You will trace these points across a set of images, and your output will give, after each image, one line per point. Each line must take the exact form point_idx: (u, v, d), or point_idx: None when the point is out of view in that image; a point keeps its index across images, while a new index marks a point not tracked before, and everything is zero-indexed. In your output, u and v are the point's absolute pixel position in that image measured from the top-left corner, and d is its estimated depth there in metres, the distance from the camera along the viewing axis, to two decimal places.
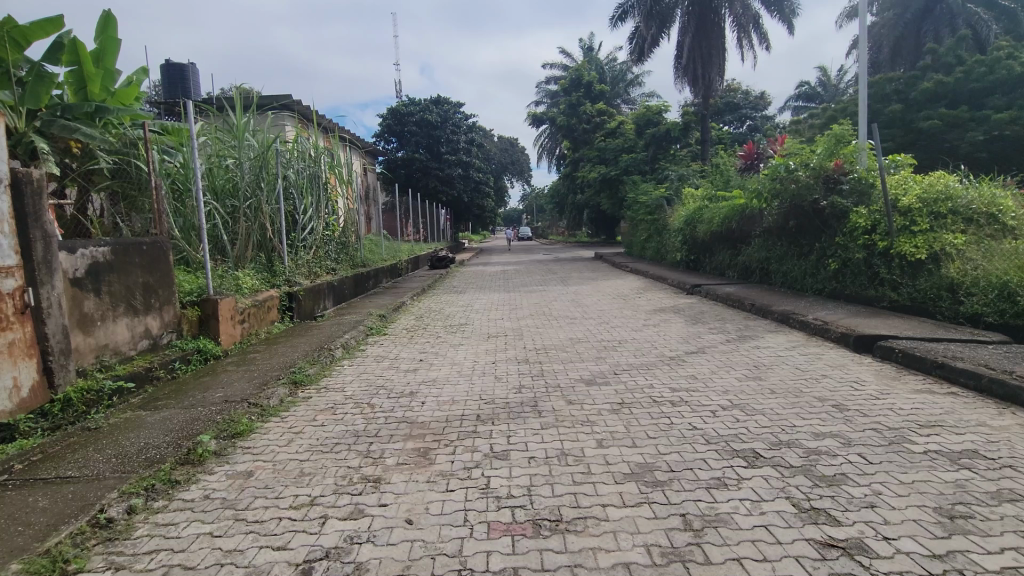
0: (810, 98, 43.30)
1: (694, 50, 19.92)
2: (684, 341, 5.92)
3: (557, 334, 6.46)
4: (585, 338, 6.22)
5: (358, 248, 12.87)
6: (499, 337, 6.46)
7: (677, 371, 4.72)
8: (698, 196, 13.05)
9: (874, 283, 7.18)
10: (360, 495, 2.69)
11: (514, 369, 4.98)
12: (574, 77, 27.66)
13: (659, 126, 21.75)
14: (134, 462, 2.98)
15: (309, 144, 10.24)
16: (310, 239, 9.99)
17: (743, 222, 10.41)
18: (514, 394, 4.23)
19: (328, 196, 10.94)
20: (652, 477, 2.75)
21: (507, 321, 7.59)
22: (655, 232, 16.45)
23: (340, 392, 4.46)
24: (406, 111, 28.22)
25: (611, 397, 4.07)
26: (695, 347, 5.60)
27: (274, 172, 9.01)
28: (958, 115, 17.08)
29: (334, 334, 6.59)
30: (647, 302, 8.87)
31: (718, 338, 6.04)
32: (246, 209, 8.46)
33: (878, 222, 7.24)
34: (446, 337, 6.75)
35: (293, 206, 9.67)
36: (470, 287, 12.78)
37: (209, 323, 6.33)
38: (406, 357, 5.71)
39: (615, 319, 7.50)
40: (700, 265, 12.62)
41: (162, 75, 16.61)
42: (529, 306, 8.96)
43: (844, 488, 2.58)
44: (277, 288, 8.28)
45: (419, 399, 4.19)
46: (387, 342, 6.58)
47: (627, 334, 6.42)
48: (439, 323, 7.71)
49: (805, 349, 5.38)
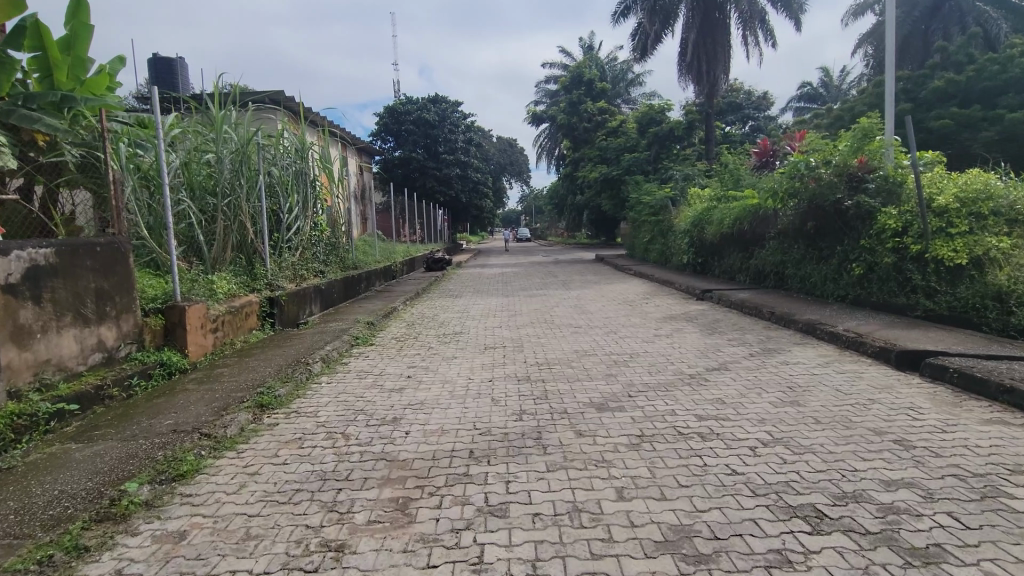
0: (812, 99, 42.77)
1: (699, 47, 19.26)
2: (702, 355, 5.32)
3: (561, 346, 5.85)
4: (592, 350, 5.61)
5: (349, 249, 12.24)
6: (497, 349, 5.85)
7: (701, 393, 4.12)
8: (707, 195, 12.47)
9: (905, 290, 6.58)
10: (316, 573, 2.08)
11: (513, 389, 4.38)
12: (574, 74, 27.14)
13: (662, 124, 21.27)
14: (35, 523, 2.37)
15: (293, 139, 9.62)
16: (296, 240, 9.37)
17: (758, 223, 9.81)
18: (514, 422, 3.62)
19: (316, 195, 10.32)
20: (692, 547, 2.14)
21: (506, 330, 6.98)
22: (660, 234, 15.83)
23: (311, 419, 3.83)
24: (403, 110, 27.68)
25: (628, 428, 3.46)
26: (716, 363, 5.01)
27: (255, 168, 8.41)
28: (971, 114, 16.49)
29: (315, 344, 5.96)
30: (656, 309, 8.26)
31: (740, 352, 5.44)
32: (225, 208, 7.84)
33: (910, 223, 6.65)
34: (439, 348, 6.14)
35: (277, 205, 9.04)
36: (467, 290, 12.17)
37: (175, 333, 5.70)
38: (392, 373, 5.10)
39: (624, 328, 6.89)
40: (709, 269, 12.02)
41: (149, 70, 15.98)
42: (529, 313, 8.36)
43: (946, 569, 1.97)
44: (258, 293, 7.66)
45: (402, 428, 3.58)
46: (374, 353, 5.96)
47: (639, 346, 5.82)
48: (432, 332, 7.10)
49: (840, 367, 4.78)
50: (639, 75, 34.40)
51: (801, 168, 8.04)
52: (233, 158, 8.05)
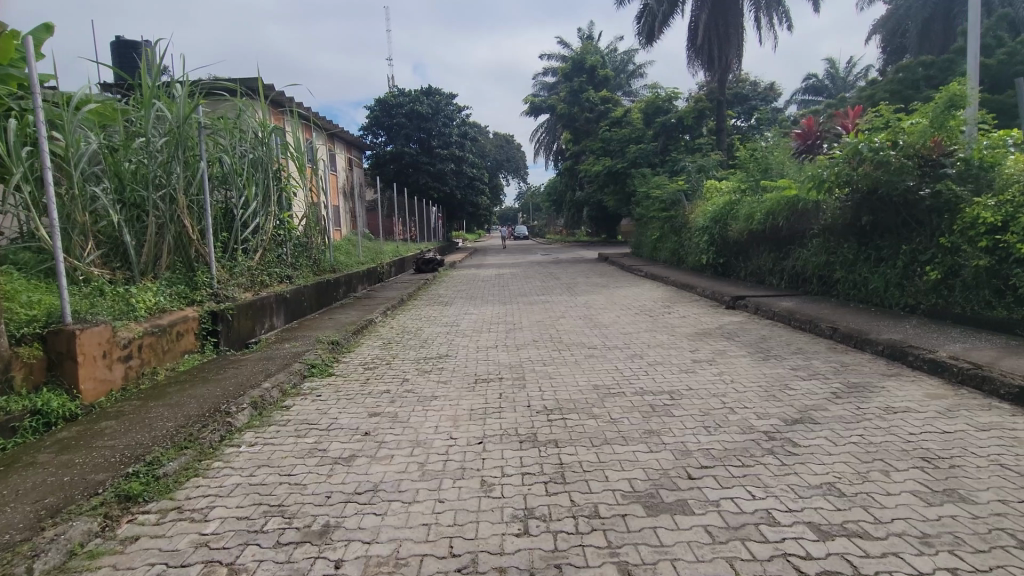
0: (818, 91, 41.36)
1: (710, 30, 17.93)
2: (770, 398, 3.91)
3: (576, 382, 4.44)
4: (619, 388, 4.20)
5: (325, 252, 10.80)
6: (490, 386, 4.44)
7: (800, 476, 2.70)
8: (730, 188, 11.11)
9: (1007, 302, 5.21)
10: None
11: (512, 463, 2.96)
12: (578, 59, 25.67)
13: (669, 114, 19.87)
14: None
15: (252, 122, 8.18)
16: (255, 241, 7.92)
17: (796, 218, 8.39)
18: (516, 542, 2.20)
19: (280, 188, 8.87)
20: None
21: (503, 353, 5.57)
22: (673, 231, 14.38)
23: (192, 531, 2.40)
24: (394, 102, 26.24)
25: (708, 561, 2.03)
26: (795, 412, 3.60)
27: (198, 152, 6.95)
28: (1008, 98, 15.06)
29: (250, 379, 4.52)
30: (684, 322, 6.86)
31: (816, 390, 4.06)
32: (158, 203, 6.40)
33: (1013, 216, 5.26)
34: (416, 380, 4.74)
35: (228, 198, 7.59)
36: (460, 296, 10.72)
37: (62, 365, 4.24)
38: (346, 425, 3.69)
39: (652, 349, 5.49)
40: (733, 271, 10.59)
41: (111, 54, 14.52)
42: (531, 327, 6.94)
43: None
44: (198, 305, 6.21)
45: (331, 557, 2.17)
46: (329, 390, 4.53)
47: (678, 379, 4.41)
48: (412, 356, 5.69)
49: (975, 419, 3.38)
50: (640, 66, 33.02)
51: (861, 150, 6.59)
52: (168, 141, 6.59)
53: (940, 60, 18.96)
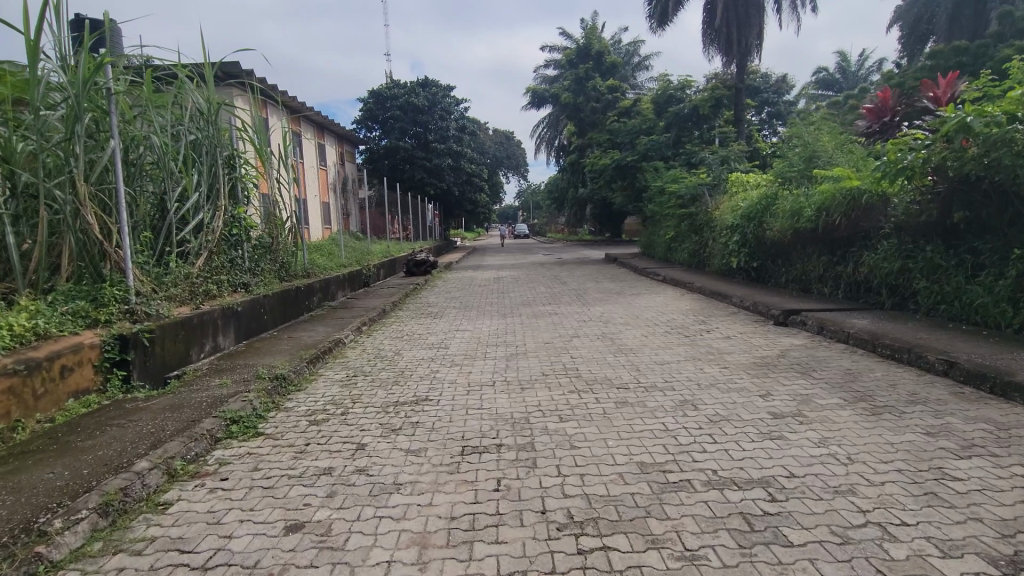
0: (829, 86, 39.80)
1: (729, 10, 16.41)
2: (932, 500, 2.42)
3: (613, 459, 2.94)
4: (681, 476, 2.71)
5: (298, 252, 9.32)
6: (482, 465, 2.92)
7: None
8: (767, 180, 9.61)
9: None
10: None
11: None
12: (583, 46, 24.11)
13: (682, 104, 18.39)
14: None
15: (194, 97, 6.67)
16: (197, 242, 6.44)
17: (859, 214, 6.90)
18: None
19: (234, 177, 7.39)
20: None
21: (501, 398, 4.06)
22: (693, 230, 12.89)
23: None
24: (389, 94, 24.73)
25: None
26: (999, 542, 2.11)
27: (108, 128, 5.42)
28: None
29: (125, 452, 3.01)
30: (735, 346, 5.37)
31: (1000, 484, 2.54)
32: (53, 191, 4.90)
33: None
34: (375, 449, 3.24)
35: (161, 190, 6.10)
36: (453, 305, 9.19)
37: None
38: (239, 556, 2.19)
39: (707, 393, 4.00)
40: (770, 276, 9.11)
41: None
42: (539, 353, 5.45)
43: None
44: (104, 326, 4.70)
45: None
46: (244, 467, 3.06)
47: (765, 455, 2.92)
48: (379, 399, 4.19)
49: None
50: (645, 57, 31.44)
51: (969, 125, 5.11)
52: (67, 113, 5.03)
53: (975, 46, 17.32)
